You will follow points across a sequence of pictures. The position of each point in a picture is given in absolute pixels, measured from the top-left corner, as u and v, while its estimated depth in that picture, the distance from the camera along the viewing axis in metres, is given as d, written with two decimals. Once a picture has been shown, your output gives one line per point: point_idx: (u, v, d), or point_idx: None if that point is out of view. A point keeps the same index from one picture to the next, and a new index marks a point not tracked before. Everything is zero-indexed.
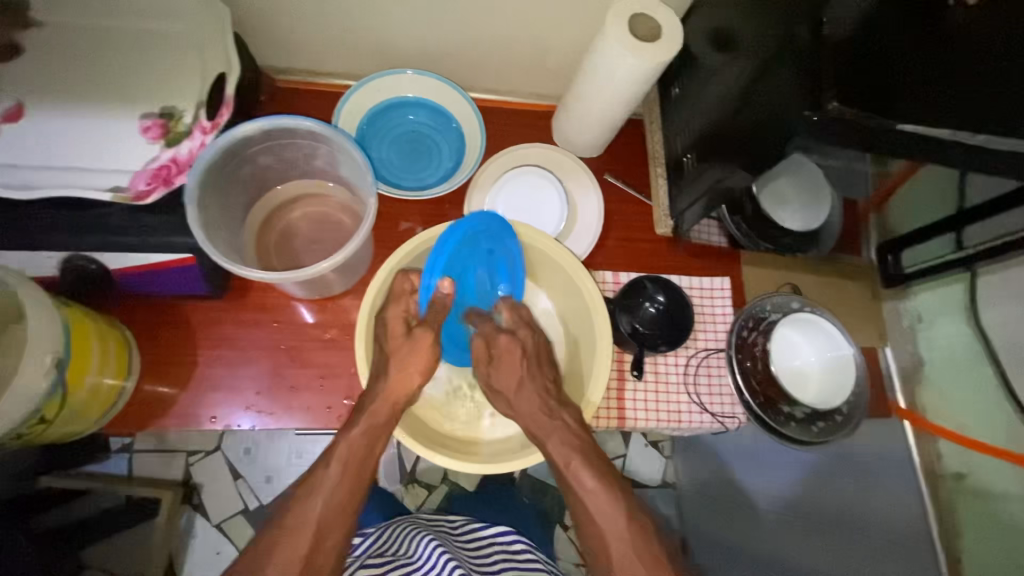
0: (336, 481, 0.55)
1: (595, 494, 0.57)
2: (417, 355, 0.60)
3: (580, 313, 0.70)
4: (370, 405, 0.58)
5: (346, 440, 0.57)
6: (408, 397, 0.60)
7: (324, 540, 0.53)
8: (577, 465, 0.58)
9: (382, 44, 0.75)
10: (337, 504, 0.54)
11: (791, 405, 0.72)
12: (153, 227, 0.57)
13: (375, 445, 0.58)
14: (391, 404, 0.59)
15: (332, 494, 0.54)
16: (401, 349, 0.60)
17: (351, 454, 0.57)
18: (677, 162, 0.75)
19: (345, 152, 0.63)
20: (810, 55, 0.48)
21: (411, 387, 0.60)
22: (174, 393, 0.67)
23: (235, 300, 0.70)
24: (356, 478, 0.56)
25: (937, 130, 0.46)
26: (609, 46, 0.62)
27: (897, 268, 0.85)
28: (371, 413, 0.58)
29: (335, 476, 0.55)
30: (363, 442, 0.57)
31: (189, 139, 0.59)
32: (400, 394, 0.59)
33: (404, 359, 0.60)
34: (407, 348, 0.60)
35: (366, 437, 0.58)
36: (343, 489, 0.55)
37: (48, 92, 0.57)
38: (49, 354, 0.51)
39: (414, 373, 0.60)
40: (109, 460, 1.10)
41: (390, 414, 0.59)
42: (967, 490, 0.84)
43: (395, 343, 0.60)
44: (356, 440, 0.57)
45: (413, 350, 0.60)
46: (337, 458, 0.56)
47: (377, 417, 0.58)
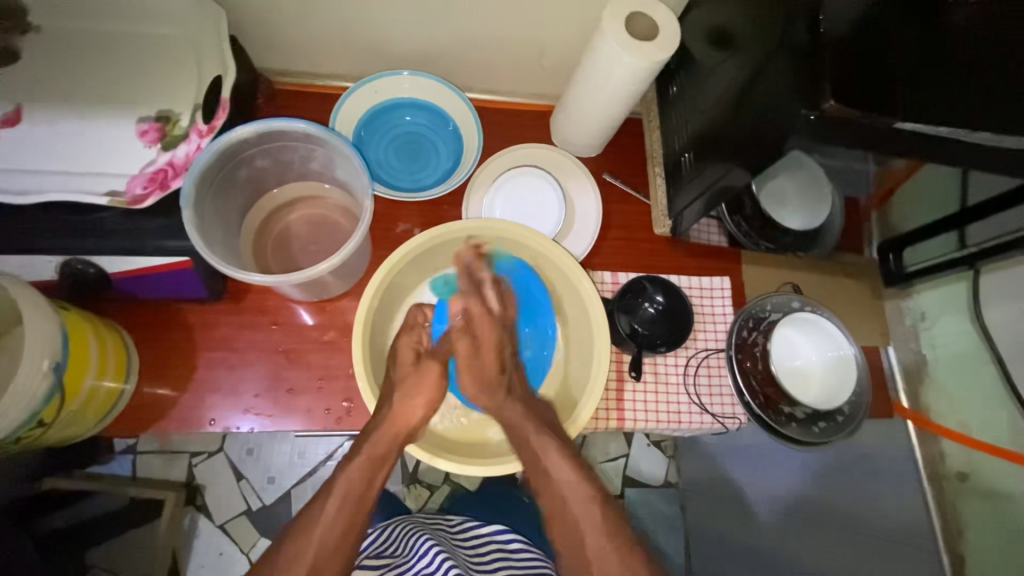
0: (335, 511, 0.55)
1: (571, 483, 0.59)
2: (423, 388, 0.63)
3: (581, 318, 0.70)
4: (370, 436, 0.60)
5: (344, 473, 0.58)
6: (409, 430, 0.61)
7: (326, 561, 0.53)
8: (552, 454, 0.60)
9: (378, 45, 0.75)
10: (335, 535, 0.54)
11: (792, 405, 0.72)
12: (150, 230, 0.57)
13: (374, 478, 0.59)
14: (392, 435, 0.60)
15: (331, 524, 0.54)
16: (403, 380, 0.63)
17: (350, 487, 0.57)
18: (675, 161, 0.74)
19: (341, 154, 0.63)
20: (807, 53, 0.47)
21: (412, 420, 0.61)
22: (173, 395, 0.68)
23: (234, 302, 0.71)
24: (355, 508, 0.56)
25: (935, 129, 0.46)
26: (605, 46, 0.62)
27: (899, 268, 0.85)
28: (371, 444, 0.60)
29: (333, 509, 0.55)
30: (361, 474, 0.58)
31: (186, 142, 0.59)
32: (400, 427, 0.60)
33: (409, 387, 0.63)
34: (414, 378, 0.64)
35: (366, 466, 0.59)
36: (342, 518, 0.55)
37: (45, 96, 0.58)
38: (45, 359, 0.51)
39: (419, 405, 0.62)
40: (113, 461, 1.10)
41: (390, 446, 0.60)
42: (971, 491, 0.83)
43: (401, 373, 0.64)
44: (354, 474, 0.58)
45: (420, 380, 0.64)
46: (336, 490, 0.57)
47: (376, 450, 0.59)
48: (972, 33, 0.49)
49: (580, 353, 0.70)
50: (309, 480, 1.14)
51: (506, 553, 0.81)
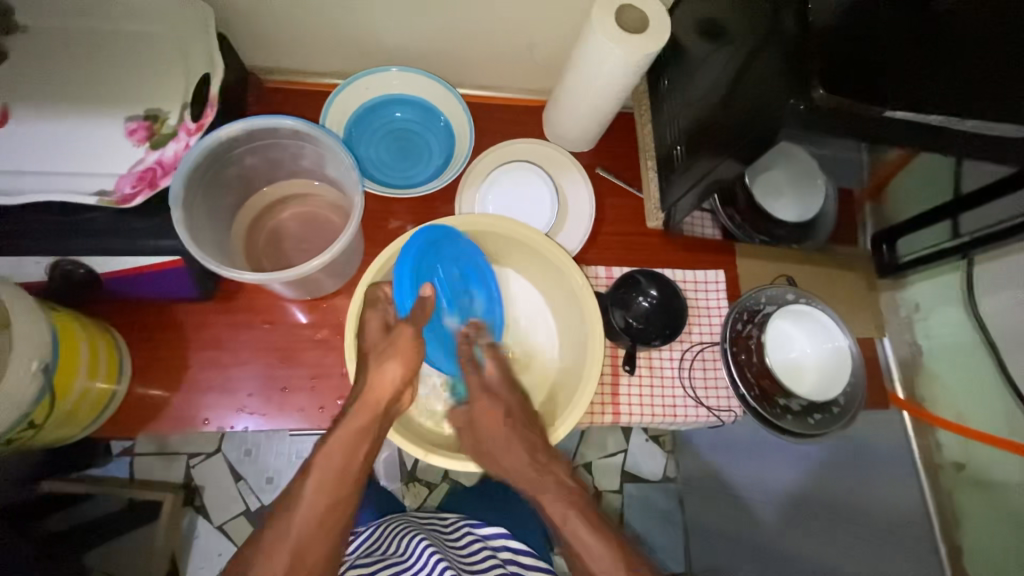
0: (313, 495, 0.55)
1: (595, 556, 0.55)
2: (398, 349, 0.60)
3: (569, 302, 0.70)
4: (349, 411, 0.58)
5: (324, 450, 0.57)
6: (388, 397, 0.59)
7: (307, 548, 0.53)
8: (574, 524, 0.57)
9: (368, 41, 0.74)
10: (314, 522, 0.54)
11: (787, 397, 0.72)
12: (140, 229, 0.57)
13: (354, 454, 0.57)
14: (369, 406, 0.58)
15: (311, 508, 0.54)
16: (377, 346, 0.61)
17: (328, 467, 0.56)
18: (667, 153, 0.73)
19: (331, 150, 0.63)
20: (797, 43, 0.47)
21: (391, 379, 0.59)
22: (165, 396, 0.67)
23: (226, 302, 0.70)
24: (334, 490, 0.55)
25: (926, 117, 0.46)
26: (594, 38, 0.62)
27: (892, 258, 0.86)
28: (350, 419, 0.58)
29: (312, 489, 0.55)
30: (340, 451, 0.57)
31: (174, 140, 0.59)
32: (378, 393, 0.58)
33: (382, 353, 0.60)
34: (387, 344, 0.60)
35: (346, 445, 0.57)
36: (321, 502, 0.54)
37: (31, 96, 0.57)
38: (36, 359, 0.51)
39: (394, 366, 0.59)
40: (110, 463, 1.12)
41: (371, 417, 0.58)
42: (967, 480, 0.83)
43: (371, 339, 0.61)
44: (330, 458, 0.56)
45: (396, 345, 0.60)
46: (313, 474, 0.56)
47: (356, 424, 0.58)
48: (961, 22, 0.49)
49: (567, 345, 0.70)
50: None
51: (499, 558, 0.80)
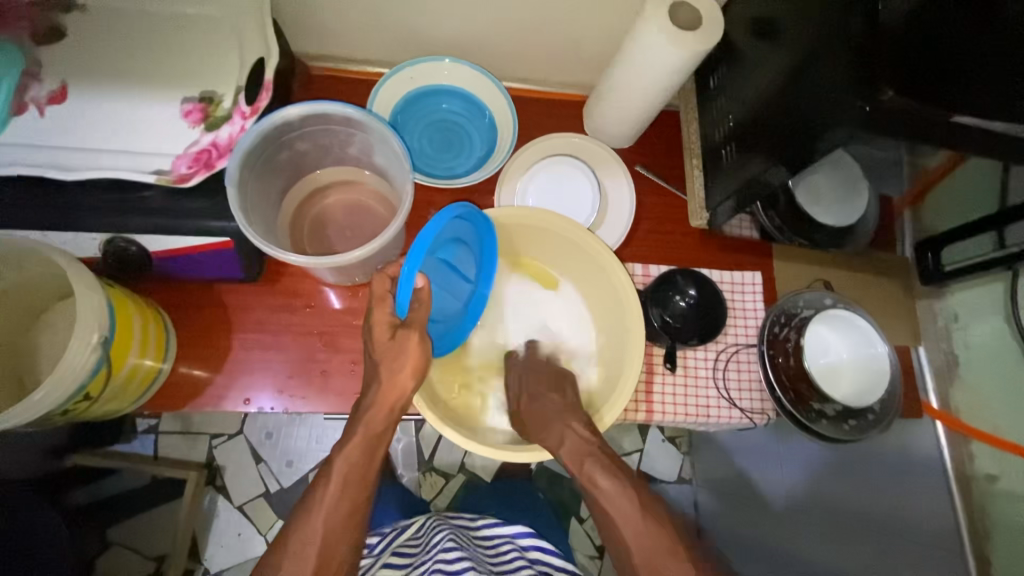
0: (336, 498, 0.53)
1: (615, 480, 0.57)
2: (408, 359, 0.56)
3: (601, 281, 0.70)
4: (368, 411, 0.57)
5: (342, 455, 0.55)
6: (404, 402, 0.57)
7: (333, 549, 0.52)
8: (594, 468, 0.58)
9: (417, 31, 0.74)
10: (340, 518, 0.53)
11: (822, 402, 0.72)
12: (193, 210, 0.57)
13: (374, 454, 0.56)
14: (387, 410, 0.57)
15: (332, 510, 0.53)
16: (388, 356, 0.57)
17: (350, 470, 0.54)
18: (713, 153, 0.73)
19: (381, 138, 0.63)
20: (866, 43, 0.46)
21: (404, 389, 0.57)
22: (208, 375, 0.68)
23: (268, 285, 0.71)
24: (354, 497, 0.54)
25: (993, 122, 0.45)
26: (647, 35, 0.61)
27: (936, 266, 0.84)
28: (368, 423, 0.56)
29: (335, 493, 0.53)
30: (359, 453, 0.55)
31: (228, 123, 0.59)
32: (391, 402, 0.57)
33: (391, 361, 0.56)
34: (395, 352, 0.57)
35: (366, 446, 0.56)
36: (345, 503, 0.53)
37: (90, 74, 0.58)
38: (96, 332, 0.52)
39: (409, 375, 0.57)
40: (135, 440, 1.12)
41: (388, 418, 0.57)
42: (999, 493, 0.82)
43: (382, 350, 0.57)
44: (352, 458, 0.55)
45: (398, 351, 0.57)
46: (335, 474, 0.54)
47: (376, 426, 0.56)
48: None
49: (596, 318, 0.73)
50: None
51: (526, 558, 0.81)
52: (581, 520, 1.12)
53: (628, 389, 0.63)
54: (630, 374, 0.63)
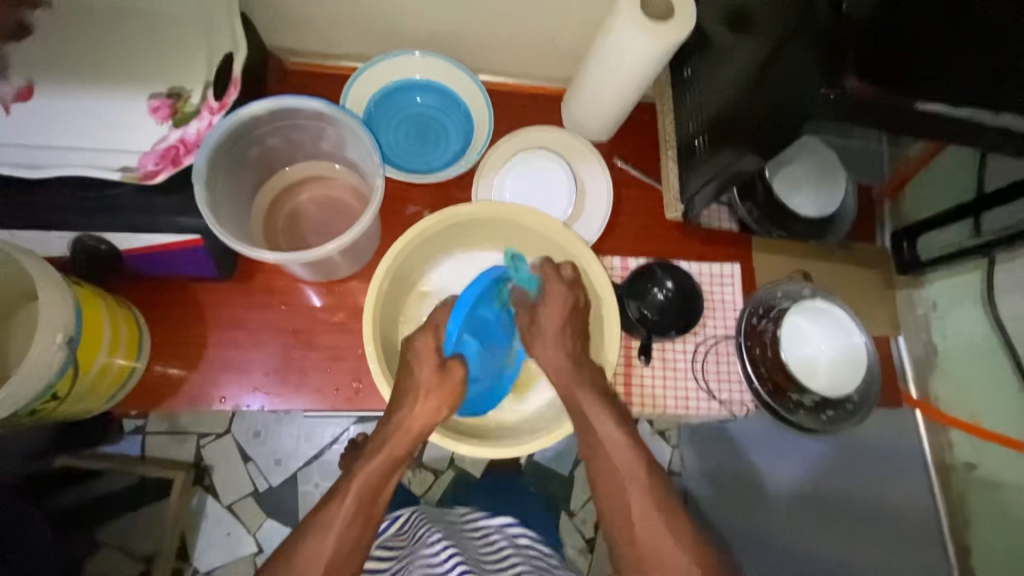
0: (349, 516, 0.53)
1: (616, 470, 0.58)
2: (441, 391, 0.60)
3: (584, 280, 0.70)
4: (389, 435, 0.58)
5: (362, 472, 0.56)
6: (427, 427, 0.59)
7: (339, 566, 0.51)
8: (603, 419, 0.60)
9: (390, 25, 0.74)
10: (349, 538, 0.52)
11: (801, 393, 0.72)
12: (163, 207, 0.57)
13: (392, 475, 0.57)
14: (409, 437, 0.58)
15: (346, 526, 0.53)
16: (426, 382, 0.60)
17: (367, 486, 0.55)
18: (688, 144, 0.73)
19: (351, 132, 0.63)
20: (828, 30, 0.47)
21: (436, 415, 0.59)
22: (184, 373, 0.68)
23: (244, 282, 0.71)
24: (367, 513, 0.54)
25: (958, 109, 0.45)
26: (620, 26, 0.61)
27: (912, 257, 0.83)
28: (390, 444, 0.58)
29: (349, 507, 0.54)
30: (379, 473, 0.56)
31: (196, 119, 0.59)
32: (418, 426, 0.59)
33: (427, 385, 0.60)
34: (439, 379, 0.60)
35: (385, 468, 0.57)
36: (356, 521, 0.53)
37: (54, 69, 0.57)
38: (60, 332, 0.52)
39: (440, 405, 0.59)
40: (123, 442, 1.10)
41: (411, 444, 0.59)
42: (977, 481, 0.83)
43: (426, 374, 0.60)
44: (370, 476, 0.56)
45: (445, 383, 0.61)
46: (352, 489, 0.55)
47: (399, 450, 0.58)
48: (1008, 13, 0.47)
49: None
50: (316, 462, 1.14)
51: (516, 548, 0.82)
52: (570, 514, 1.12)
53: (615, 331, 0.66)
54: (611, 321, 0.66)
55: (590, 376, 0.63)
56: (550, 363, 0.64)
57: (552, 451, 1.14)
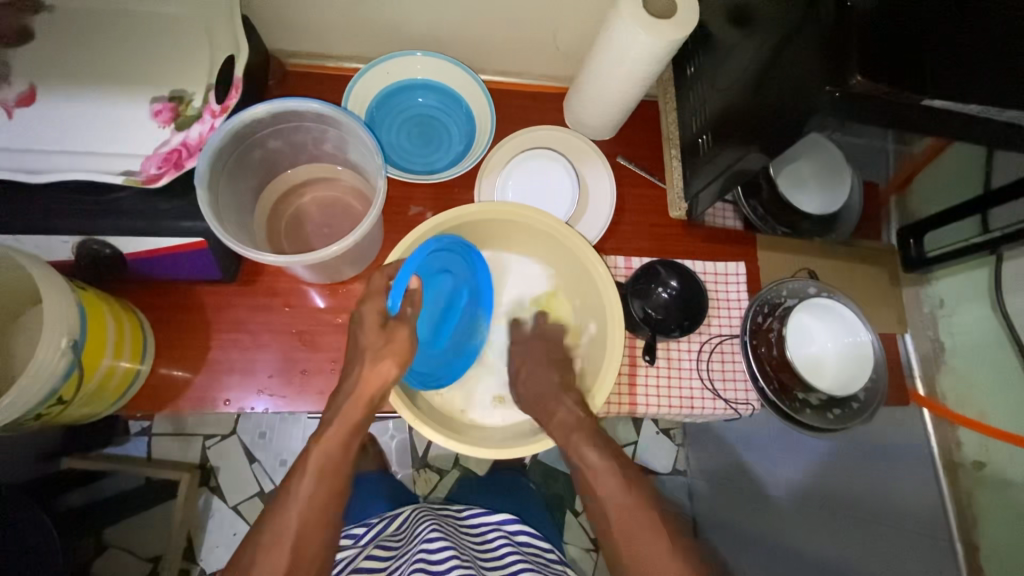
0: (311, 492, 0.56)
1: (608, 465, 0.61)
2: (392, 349, 0.61)
3: (585, 282, 0.70)
4: (342, 406, 0.60)
5: (319, 446, 0.58)
6: (381, 392, 0.60)
7: (308, 540, 0.55)
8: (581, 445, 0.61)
9: (391, 25, 0.74)
10: (311, 516, 0.55)
11: (807, 392, 0.71)
12: (164, 211, 0.57)
13: (348, 447, 0.59)
14: (362, 402, 0.60)
15: (307, 504, 0.56)
16: (373, 346, 0.61)
17: (327, 462, 0.58)
18: (692, 143, 0.72)
19: (353, 133, 0.63)
20: (832, 29, 0.46)
21: (387, 378, 0.60)
22: (188, 376, 0.68)
23: (248, 284, 0.71)
24: (327, 490, 0.57)
25: (965, 106, 0.44)
26: (623, 24, 0.60)
27: (920, 253, 0.83)
28: (343, 415, 0.60)
29: (309, 484, 0.57)
30: (336, 446, 0.59)
31: (198, 122, 0.59)
32: (370, 390, 0.60)
33: (377, 349, 0.61)
34: (382, 341, 0.61)
35: (342, 440, 0.59)
36: (320, 494, 0.56)
37: (57, 74, 0.57)
38: (64, 336, 0.52)
39: (392, 364, 0.60)
40: (128, 443, 1.11)
41: (365, 411, 0.60)
42: (986, 479, 0.83)
43: (370, 339, 0.61)
44: (328, 450, 0.58)
45: (391, 344, 0.61)
46: (310, 466, 0.57)
47: (352, 419, 0.60)
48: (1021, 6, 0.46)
49: (588, 324, 0.71)
50: None
51: (513, 543, 0.82)
52: (575, 513, 1.12)
53: (615, 356, 0.64)
54: (614, 353, 0.64)
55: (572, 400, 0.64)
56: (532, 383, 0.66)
57: (557, 451, 1.13)
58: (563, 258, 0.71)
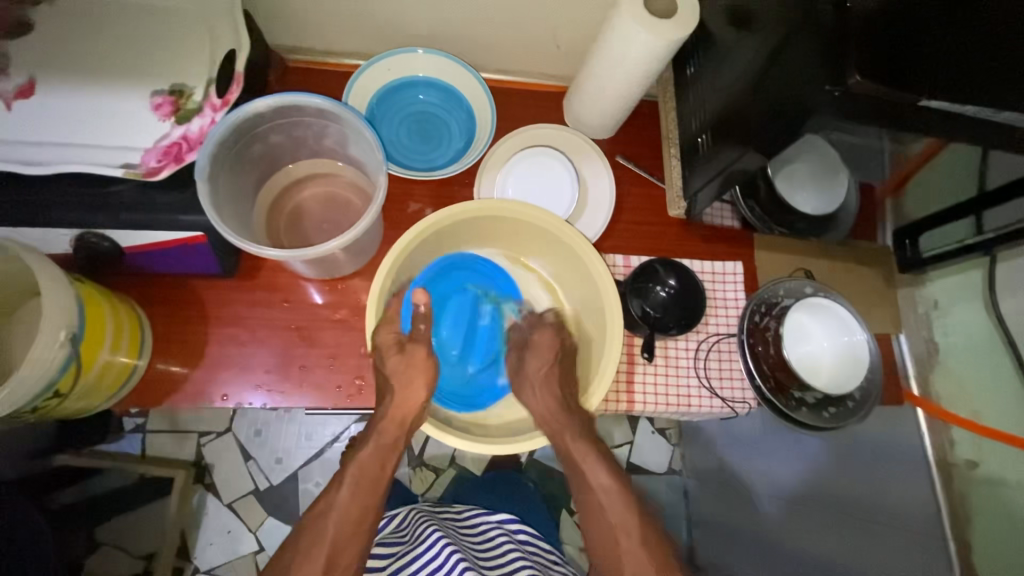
0: (348, 501, 0.59)
1: (608, 491, 0.65)
2: (415, 373, 0.63)
3: (588, 288, 0.70)
4: (379, 424, 0.62)
5: (356, 463, 0.61)
6: (415, 415, 0.62)
7: (343, 548, 0.57)
8: (590, 462, 0.66)
9: (393, 22, 0.74)
10: (348, 522, 0.58)
11: (802, 390, 0.72)
12: (163, 204, 0.57)
13: (387, 461, 0.62)
14: (397, 423, 0.62)
15: (345, 512, 0.58)
16: (400, 370, 0.62)
17: (363, 473, 0.60)
18: (691, 142, 0.73)
19: (354, 130, 0.63)
20: (834, 28, 0.46)
21: (418, 402, 0.62)
22: (185, 371, 0.68)
23: (246, 279, 0.71)
24: (366, 501, 0.59)
25: (961, 107, 0.45)
26: (624, 24, 0.61)
27: (915, 255, 0.83)
28: (380, 433, 0.62)
29: (347, 495, 0.59)
30: (374, 461, 0.61)
31: (199, 116, 0.59)
32: (405, 411, 0.62)
33: (403, 374, 0.62)
34: (405, 365, 0.63)
35: (378, 456, 0.62)
36: (356, 504, 0.59)
37: (56, 66, 0.57)
38: (63, 329, 0.52)
39: (420, 387, 0.63)
40: (123, 439, 1.10)
41: (398, 431, 0.62)
42: (980, 480, 0.83)
43: (394, 364, 0.62)
44: (367, 463, 0.61)
45: (414, 364, 0.63)
46: (350, 476, 0.60)
47: (388, 437, 0.62)
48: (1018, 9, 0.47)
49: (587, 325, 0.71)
50: (316, 461, 1.14)
51: (515, 542, 0.82)
52: (571, 513, 1.12)
53: (610, 371, 0.64)
54: (611, 356, 0.64)
55: (579, 421, 0.66)
56: (539, 407, 0.66)
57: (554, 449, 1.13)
58: (569, 264, 0.71)
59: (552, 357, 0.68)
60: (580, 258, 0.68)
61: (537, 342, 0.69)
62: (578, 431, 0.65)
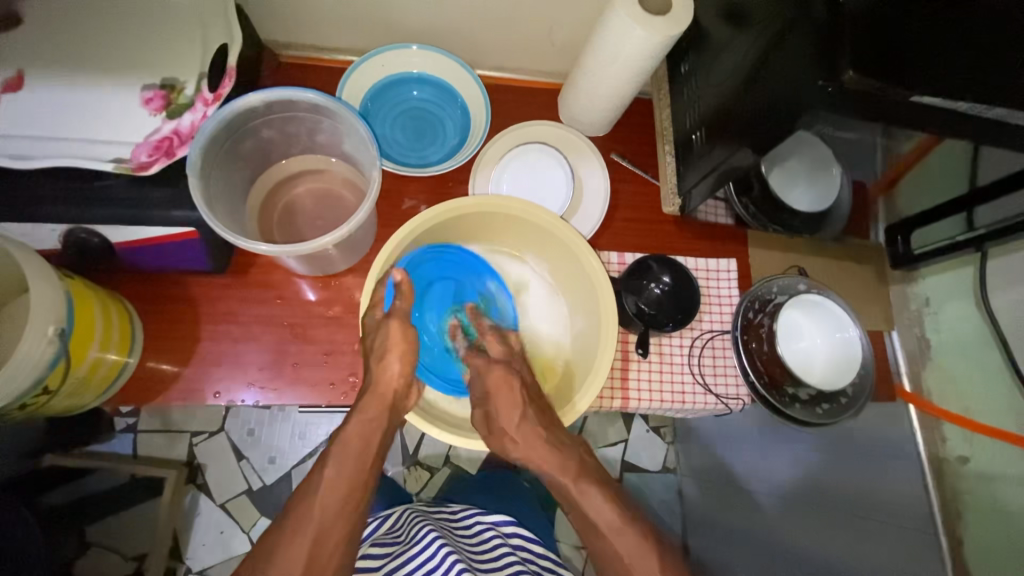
0: (334, 478, 0.57)
1: (605, 512, 0.61)
2: (392, 344, 0.62)
3: (582, 285, 0.70)
4: (361, 400, 0.61)
5: (342, 440, 0.59)
6: (397, 389, 0.62)
7: (329, 529, 0.54)
8: (586, 492, 0.62)
9: (387, 18, 0.74)
10: (337, 507, 0.56)
11: (796, 387, 0.72)
12: (155, 199, 0.56)
13: (372, 438, 0.61)
14: (380, 396, 0.61)
15: (330, 490, 0.56)
16: (383, 344, 0.62)
17: (347, 450, 0.59)
18: (685, 139, 0.73)
19: (348, 125, 0.62)
20: (827, 23, 0.46)
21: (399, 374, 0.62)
22: (176, 369, 0.67)
23: (238, 276, 0.70)
24: (351, 478, 0.57)
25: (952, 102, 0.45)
26: (618, 21, 0.61)
27: (906, 250, 0.86)
28: (362, 409, 0.61)
29: (332, 472, 0.57)
30: (358, 438, 0.60)
31: (191, 110, 0.58)
32: (391, 385, 0.62)
33: (381, 345, 0.62)
34: (382, 339, 0.62)
35: (363, 432, 0.60)
36: (342, 481, 0.57)
37: (44, 60, 0.56)
38: (51, 325, 0.51)
39: (398, 363, 0.62)
40: (114, 439, 1.09)
41: (381, 407, 0.61)
42: (969, 475, 0.84)
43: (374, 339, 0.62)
44: (351, 440, 0.60)
45: (392, 339, 0.62)
46: (335, 454, 0.59)
47: (370, 414, 0.61)
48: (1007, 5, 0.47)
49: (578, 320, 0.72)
50: (310, 461, 1.13)
51: (509, 545, 0.81)
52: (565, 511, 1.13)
53: (604, 369, 0.63)
54: (605, 353, 0.64)
55: (571, 455, 0.64)
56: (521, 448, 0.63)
57: None
58: (562, 259, 0.71)
59: (518, 407, 0.64)
60: (573, 254, 0.68)
61: (497, 383, 0.64)
62: (569, 471, 0.63)
